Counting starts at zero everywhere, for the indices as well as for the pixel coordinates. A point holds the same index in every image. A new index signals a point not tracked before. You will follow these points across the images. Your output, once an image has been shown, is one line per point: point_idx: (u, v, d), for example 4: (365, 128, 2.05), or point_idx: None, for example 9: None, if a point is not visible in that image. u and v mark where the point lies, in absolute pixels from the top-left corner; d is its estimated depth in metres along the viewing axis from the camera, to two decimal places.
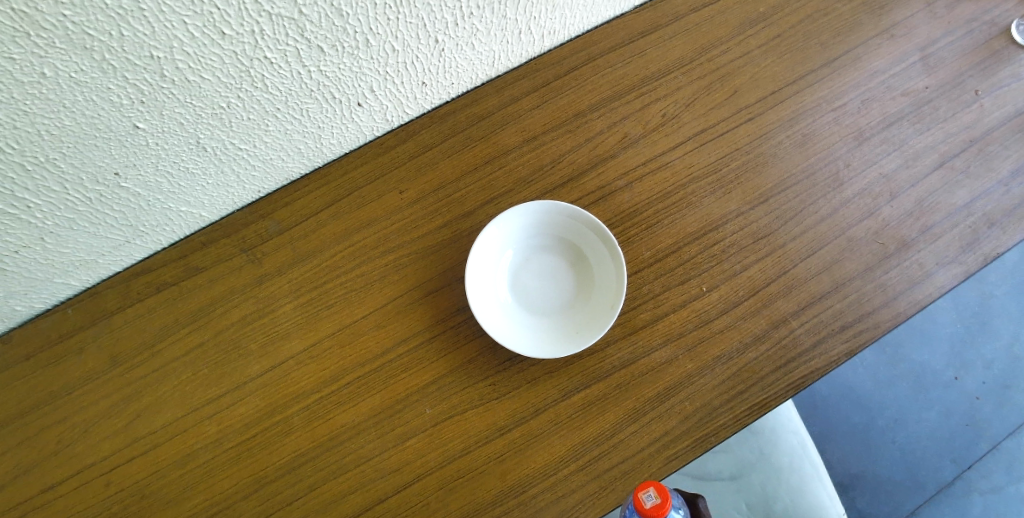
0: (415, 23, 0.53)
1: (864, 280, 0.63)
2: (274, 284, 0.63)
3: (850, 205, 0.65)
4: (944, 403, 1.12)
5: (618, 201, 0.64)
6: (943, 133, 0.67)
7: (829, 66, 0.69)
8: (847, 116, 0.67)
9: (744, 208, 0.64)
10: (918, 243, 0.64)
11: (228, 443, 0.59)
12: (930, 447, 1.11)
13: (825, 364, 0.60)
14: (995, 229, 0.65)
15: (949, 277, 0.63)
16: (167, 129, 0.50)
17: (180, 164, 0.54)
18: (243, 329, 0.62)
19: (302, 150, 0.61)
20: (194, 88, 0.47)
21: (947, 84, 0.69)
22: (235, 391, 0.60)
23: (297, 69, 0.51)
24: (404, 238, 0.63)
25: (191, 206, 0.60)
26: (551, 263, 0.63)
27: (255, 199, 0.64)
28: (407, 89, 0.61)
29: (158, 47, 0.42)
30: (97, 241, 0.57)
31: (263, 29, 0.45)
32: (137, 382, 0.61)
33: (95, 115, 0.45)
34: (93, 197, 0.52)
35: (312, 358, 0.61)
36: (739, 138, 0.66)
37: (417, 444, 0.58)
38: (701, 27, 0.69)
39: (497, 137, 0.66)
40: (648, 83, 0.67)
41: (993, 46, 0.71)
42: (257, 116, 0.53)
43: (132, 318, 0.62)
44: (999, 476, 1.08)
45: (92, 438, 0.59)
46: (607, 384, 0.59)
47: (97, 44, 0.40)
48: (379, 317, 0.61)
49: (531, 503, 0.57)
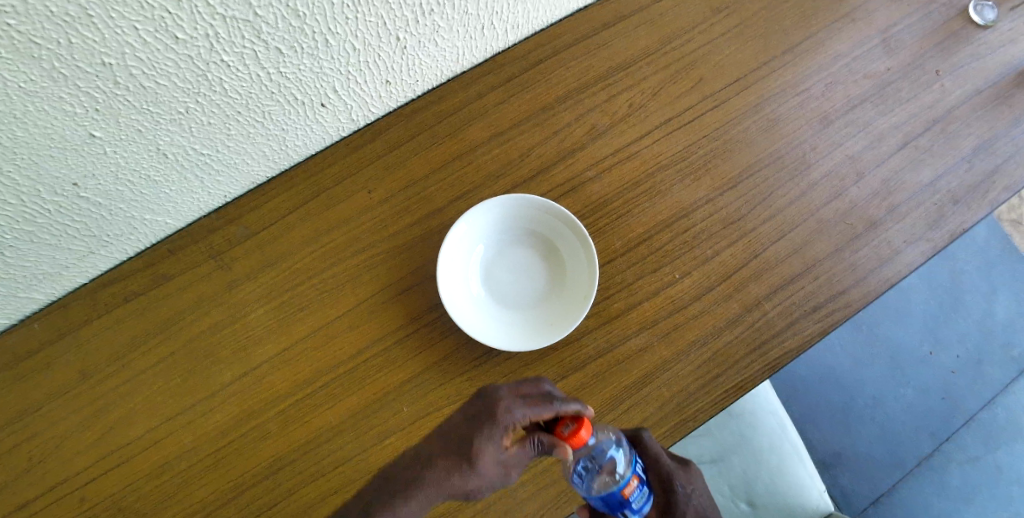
0: (374, 21, 0.52)
1: (834, 260, 0.63)
2: (245, 289, 0.62)
3: (818, 187, 0.65)
4: (920, 380, 1.14)
5: (588, 192, 0.64)
6: (905, 113, 0.68)
7: (791, 51, 0.69)
8: (811, 100, 0.68)
9: (713, 194, 0.64)
10: (885, 222, 0.65)
11: (202, 452, 0.58)
12: (909, 423, 1.12)
13: (799, 345, 0.61)
14: (960, 205, 0.66)
15: (917, 254, 0.64)
16: (125, 137, 0.49)
17: (140, 171, 0.53)
18: (214, 336, 0.61)
19: (266, 153, 0.61)
20: (150, 94, 0.46)
21: (907, 66, 0.70)
22: (209, 399, 0.59)
23: (256, 72, 0.50)
24: (376, 236, 0.63)
25: (155, 214, 0.59)
26: (522, 257, 0.63)
27: (222, 204, 0.64)
28: (371, 88, 0.61)
29: (109, 53, 0.41)
30: (59, 253, 0.56)
31: (218, 32, 0.44)
32: (107, 395, 0.59)
33: (48, 125, 0.44)
34: (52, 208, 0.51)
35: (285, 362, 0.60)
36: (706, 125, 0.66)
37: (396, 443, 0.58)
38: (665, 17, 0.69)
39: (465, 132, 0.66)
40: (614, 74, 0.68)
41: (952, 27, 0.72)
42: (218, 120, 0.53)
43: (100, 330, 0.61)
44: (975, 447, 1.10)
45: (64, 454, 0.58)
46: (584, 375, 0.59)
47: (45, 52, 0.39)
48: (352, 317, 0.61)
49: (512, 497, 0.57)
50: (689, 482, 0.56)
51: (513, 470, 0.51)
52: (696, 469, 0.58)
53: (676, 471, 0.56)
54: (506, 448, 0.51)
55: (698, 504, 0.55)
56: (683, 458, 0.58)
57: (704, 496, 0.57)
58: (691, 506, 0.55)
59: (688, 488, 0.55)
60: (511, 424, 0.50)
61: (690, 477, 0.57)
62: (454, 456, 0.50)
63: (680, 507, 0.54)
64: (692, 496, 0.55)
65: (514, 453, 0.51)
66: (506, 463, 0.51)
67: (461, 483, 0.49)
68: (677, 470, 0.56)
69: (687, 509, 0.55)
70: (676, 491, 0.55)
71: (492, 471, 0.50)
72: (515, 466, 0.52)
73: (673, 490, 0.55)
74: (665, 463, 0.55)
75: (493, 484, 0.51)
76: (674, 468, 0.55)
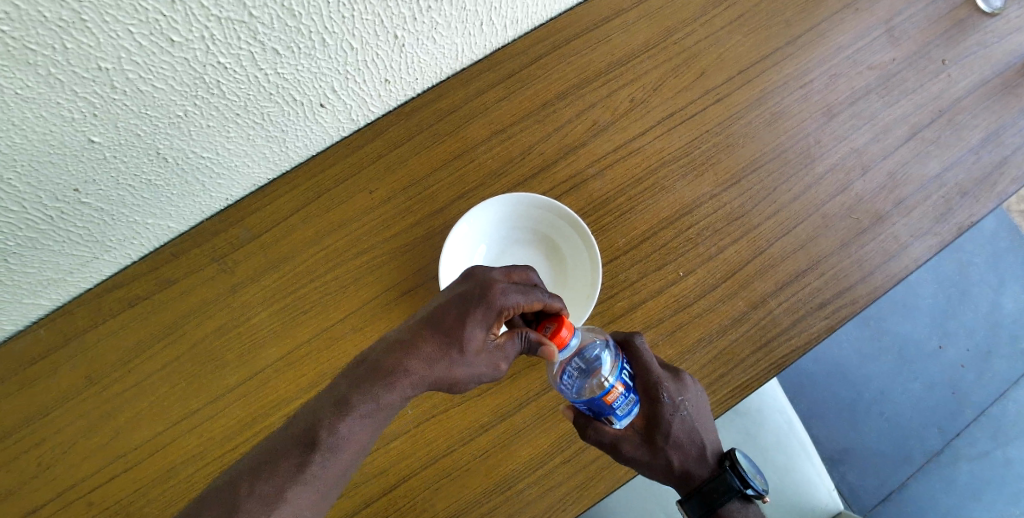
0: (371, 20, 0.52)
1: (840, 256, 0.63)
2: (247, 293, 0.62)
3: (823, 182, 0.65)
4: (928, 374, 1.13)
5: (590, 190, 0.64)
6: (911, 104, 0.67)
7: (794, 43, 0.68)
8: (815, 92, 0.67)
9: (717, 190, 0.64)
10: (892, 216, 0.64)
11: (208, 456, 0.58)
12: (918, 417, 1.11)
13: (805, 342, 0.60)
14: (967, 197, 0.65)
15: (924, 248, 0.63)
16: (125, 141, 0.49)
17: (141, 176, 0.53)
18: (217, 340, 0.61)
19: (266, 155, 0.60)
20: (148, 98, 0.46)
21: (913, 56, 0.69)
22: (214, 403, 0.59)
23: (254, 73, 0.50)
24: (377, 237, 0.63)
25: (157, 218, 0.59)
26: (525, 256, 0.63)
27: (223, 207, 0.63)
28: (370, 88, 0.60)
29: (105, 57, 0.41)
30: (62, 259, 0.56)
31: (214, 33, 0.44)
32: (112, 400, 0.60)
33: (47, 131, 0.44)
34: (54, 214, 0.51)
35: (288, 366, 0.60)
36: (708, 120, 0.66)
37: (401, 446, 0.58)
38: (665, 9, 0.68)
39: (466, 131, 0.65)
40: (614, 69, 0.67)
41: (958, 15, 0.70)
42: (217, 122, 0.52)
43: (104, 336, 0.61)
44: (984, 442, 1.09)
45: (70, 460, 0.58)
46: None
47: (40, 59, 0.38)
48: (355, 320, 0.61)
49: (518, 497, 0.57)
50: (681, 395, 0.53)
51: (502, 362, 0.49)
52: (695, 385, 0.55)
53: (667, 381, 0.53)
54: (494, 336, 0.48)
55: (687, 416, 0.53)
56: (679, 370, 0.55)
57: (698, 411, 0.54)
58: (676, 417, 0.52)
59: (677, 400, 0.53)
60: (503, 306, 0.48)
61: (684, 391, 0.54)
62: (441, 342, 0.46)
63: (664, 416, 0.52)
64: (681, 408, 0.53)
65: (502, 344, 0.49)
66: (496, 356, 0.48)
67: (448, 369, 0.46)
68: (669, 382, 0.53)
69: (673, 419, 0.52)
70: (663, 401, 0.52)
71: (483, 360, 0.48)
72: (504, 358, 0.49)
73: (661, 400, 0.52)
74: (656, 372, 0.53)
75: (482, 377, 0.49)
76: (665, 377, 0.53)
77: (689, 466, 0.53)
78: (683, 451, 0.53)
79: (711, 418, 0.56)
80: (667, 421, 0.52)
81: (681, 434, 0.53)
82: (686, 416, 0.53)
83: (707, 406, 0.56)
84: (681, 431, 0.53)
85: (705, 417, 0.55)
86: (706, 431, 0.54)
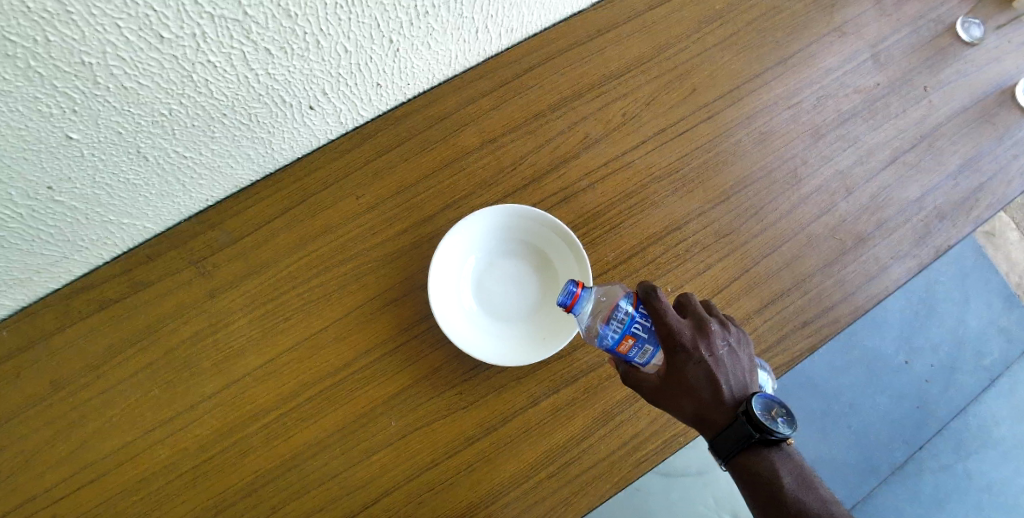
0: (368, 23, 0.50)
1: (824, 275, 0.64)
2: (226, 298, 0.60)
3: (809, 202, 0.66)
4: (896, 387, 1.11)
5: (581, 202, 0.63)
6: (894, 129, 0.69)
7: (784, 64, 0.69)
8: (803, 113, 0.68)
9: (706, 206, 0.64)
10: (874, 237, 0.65)
11: (182, 467, 0.56)
12: (885, 430, 1.10)
13: (789, 360, 0.61)
14: (945, 221, 0.67)
15: (904, 269, 0.65)
16: (104, 139, 0.46)
17: (119, 175, 0.50)
18: (195, 347, 0.59)
19: (251, 156, 0.58)
20: (132, 95, 0.44)
21: (896, 82, 0.71)
22: (188, 412, 0.57)
23: (244, 73, 0.48)
24: (364, 244, 0.61)
25: (133, 218, 0.56)
26: (515, 267, 0.62)
27: (203, 208, 0.61)
28: (361, 91, 0.59)
29: (90, 52, 0.38)
30: (30, 260, 0.53)
31: (206, 31, 0.42)
32: (80, 406, 0.57)
33: (22, 126, 0.41)
34: (24, 213, 0.48)
35: (269, 375, 0.58)
36: (699, 136, 0.66)
37: (384, 459, 0.57)
38: (659, 24, 0.69)
39: (457, 138, 0.64)
40: (608, 81, 0.67)
41: (940, 43, 0.72)
42: (202, 122, 0.50)
43: (72, 339, 0.58)
44: (947, 454, 1.13)
45: (33, 469, 0.55)
46: (575, 388, 0.59)
47: (20, 51, 0.36)
48: (339, 328, 0.59)
49: (503, 511, 0.57)
50: (699, 344, 0.49)
51: None
52: (721, 330, 0.50)
53: (683, 328, 0.49)
54: None
55: (706, 365, 0.48)
56: (703, 317, 0.50)
57: (721, 359, 0.49)
58: (691, 364, 0.48)
59: (694, 351, 0.48)
60: None
61: (704, 339, 0.49)
62: None
63: (679, 363, 0.48)
64: (697, 356, 0.48)
65: None
66: None
67: None
68: (687, 329, 0.49)
69: (688, 367, 0.48)
70: (677, 351, 0.48)
71: None
72: None
73: (675, 348, 0.48)
74: (671, 321, 0.48)
75: None
76: (681, 325, 0.49)
77: (709, 414, 0.48)
78: (700, 399, 0.48)
79: (741, 364, 0.50)
80: (682, 370, 0.48)
81: (698, 381, 0.48)
82: (704, 362, 0.48)
83: (736, 353, 0.50)
84: (699, 377, 0.48)
85: (731, 367, 0.49)
86: (730, 378, 0.49)
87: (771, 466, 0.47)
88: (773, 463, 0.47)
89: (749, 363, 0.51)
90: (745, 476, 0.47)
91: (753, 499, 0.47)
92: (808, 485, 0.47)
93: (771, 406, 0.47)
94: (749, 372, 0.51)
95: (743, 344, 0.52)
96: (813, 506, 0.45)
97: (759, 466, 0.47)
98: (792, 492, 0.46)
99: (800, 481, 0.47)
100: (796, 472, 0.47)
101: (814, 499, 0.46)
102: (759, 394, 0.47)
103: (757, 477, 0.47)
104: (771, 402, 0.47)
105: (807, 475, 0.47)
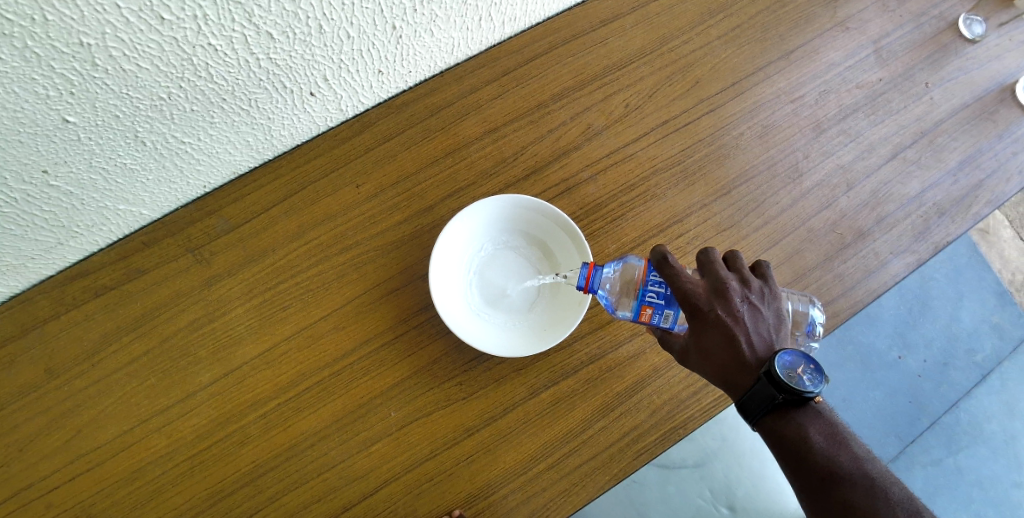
0: (371, 8, 0.49)
1: (824, 269, 0.64)
2: (223, 286, 0.59)
3: (809, 196, 0.66)
4: (888, 384, 1.14)
5: (583, 194, 0.63)
6: (895, 125, 0.69)
7: (786, 58, 0.69)
8: (805, 107, 0.68)
9: (708, 200, 0.64)
10: (873, 233, 0.66)
11: (179, 456, 0.56)
12: (879, 425, 1.11)
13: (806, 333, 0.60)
14: (944, 218, 0.67)
15: (903, 265, 0.65)
16: (102, 122, 0.45)
17: (116, 159, 0.50)
18: (192, 335, 0.58)
19: (250, 142, 0.57)
20: (132, 78, 0.43)
21: (898, 77, 0.71)
22: (185, 401, 0.57)
23: (244, 57, 0.47)
24: (363, 234, 0.61)
25: (130, 204, 0.56)
26: (516, 257, 0.62)
27: (201, 195, 0.60)
28: (363, 78, 0.58)
29: (88, 33, 0.37)
30: (24, 245, 0.52)
31: (208, 13, 0.41)
32: (75, 395, 0.56)
33: (18, 108, 0.40)
34: (19, 197, 0.47)
35: (268, 364, 0.58)
36: (701, 129, 0.66)
37: (384, 448, 0.56)
38: (662, 16, 0.68)
39: (458, 127, 0.64)
40: (610, 73, 0.66)
41: (942, 40, 0.72)
42: (202, 107, 0.49)
43: (67, 327, 0.57)
44: (939, 449, 1.13)
45: (28, 457, 0.55)
46: (575, 380, 0.59)
47: (17, 30, 0.35)
48: (337, 319, 0.59)
49: (502, 503, 0.57)
50: (717, 308, 0.48)
51: None
52: (741, 290, 0.50)
53: (699, 290, 0.49)
54: None
55: (725, 328, 0.48)
56: (721, 277, 0.49)
57: (742, 319, 0.48)
58: (709, 327, 0.48)
59: (712, 314, 0.48)
60: None
61: (722, 302, 0.48)
62: None
63: (696, 327, 0.49)
64: (714, 320, 0.48)
65: None
66: None
67: None
68: (703, 293, 0.49)
69: (706, 331, 0.48)
70: (694, 316, 0.49)
71: None
72: None
73: (692, 314, 0.49)
74: (684, 286, 0.49)
75: None
76: (697, 290, 0.49)
77: (732, 379, 0.48)
78: (722, 363, 0.48)
79: (766, 323, 0.49)
80: (700, 334, 0.49)
81: (717, 344, 0.48)
82: (723, 324, 0.48)
83: (759, 310, 0.49)
84: (718, 341, 0.48)
85: (755, 325, 0.49)
86: (753, 340, 0.48)
87: (800, 429, 0.46)
88: (801, 427, 0.46)
89: (775, 319, 0.50)
90: (773, 439, 0.47)
91: (783, 462, 0.47)
92: (840, 445, 0.46)
93: (796, 365, 0.46)
94: (776, 328, 0.50)
95: (766, 300, 0.50)
96: (845, 468, 0.45)
97: (787, 429, 0.46)
98: (822, 453, 0.45)
99: (831, 441, 0.46)
100: (825, 433, 0.46)
101: (846, 459, 0.45)
102: (782, 352, 0.46)
103: (786, 441, 0.46)
104: (795, 360, 0.46)
105: (838, 434, 0.47)
